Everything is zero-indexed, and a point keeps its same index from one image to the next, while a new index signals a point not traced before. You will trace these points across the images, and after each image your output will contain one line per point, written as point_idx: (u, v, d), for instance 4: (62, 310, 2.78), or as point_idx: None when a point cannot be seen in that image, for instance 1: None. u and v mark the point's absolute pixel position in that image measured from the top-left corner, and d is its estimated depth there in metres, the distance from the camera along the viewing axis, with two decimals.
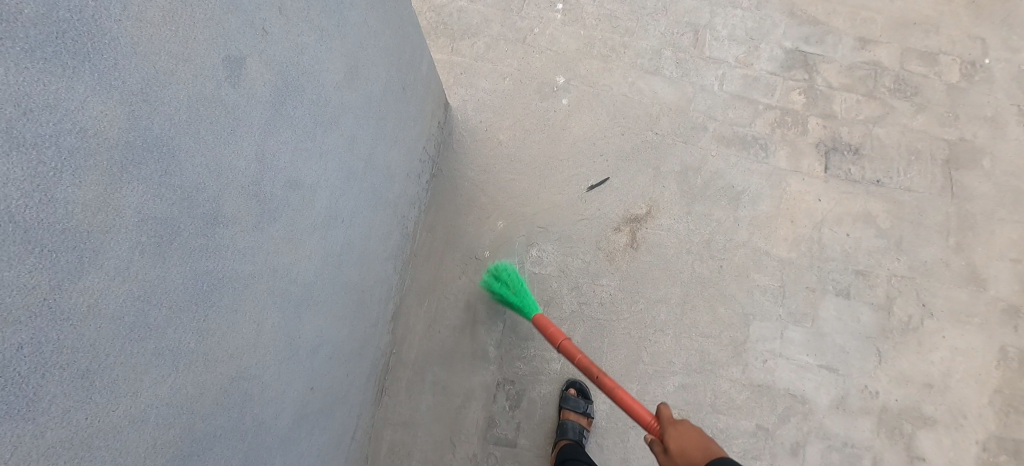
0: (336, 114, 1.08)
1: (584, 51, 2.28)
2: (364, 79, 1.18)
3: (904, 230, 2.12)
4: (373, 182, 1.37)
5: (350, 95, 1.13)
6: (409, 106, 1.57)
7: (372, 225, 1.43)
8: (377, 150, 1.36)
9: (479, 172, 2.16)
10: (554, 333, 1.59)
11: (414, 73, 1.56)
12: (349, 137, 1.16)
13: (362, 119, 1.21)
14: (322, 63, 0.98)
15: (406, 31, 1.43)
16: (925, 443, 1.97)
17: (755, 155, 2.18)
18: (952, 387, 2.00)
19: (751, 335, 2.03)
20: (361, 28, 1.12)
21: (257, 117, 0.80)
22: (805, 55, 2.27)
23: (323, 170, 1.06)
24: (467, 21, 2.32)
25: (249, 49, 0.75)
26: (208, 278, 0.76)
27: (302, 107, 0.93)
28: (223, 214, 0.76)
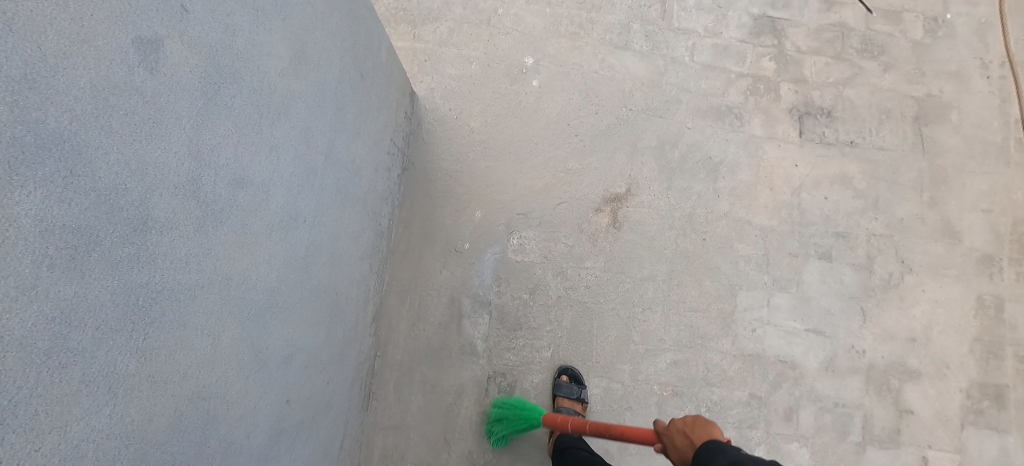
0: (285, 104, 0.97)
1: (551, 30, 2.21)
2: (315, 66, 1.09)
3: (880, 188, 2.13)
4: (337, 177, 1.29)
5: (299, 83, 1.02)
6: (370, 94, 1.48)
7: (340, 223, 1.35)
8: (338, 142, 1.27)
9: (452, 161, 2.08)
10: (563, 419, 1.69)
11: (372, 59, 1.47)
12: (303, 129, 1.06)
13: (317, 110, 1.12)
14: (260, 47, 0.86)
15: (359, 14, 1.34)
16: (912, 396, 2.00)
17: (730, 124, 2.16)
18: (935, 339, 2.04)
19: (739, 305, 2.02)
20: (307, 9, 1.02)
21: (185, 108, 0.70)
22: (772, 20, 2.25)
23: (275, 165, 0.96)
24: (428, 6, 2.22)
25: (166, 28, 0.65)
26: (142, 291, 0.67)
27: (241, 97, 0.82)
28: (154, 219, 0.67)
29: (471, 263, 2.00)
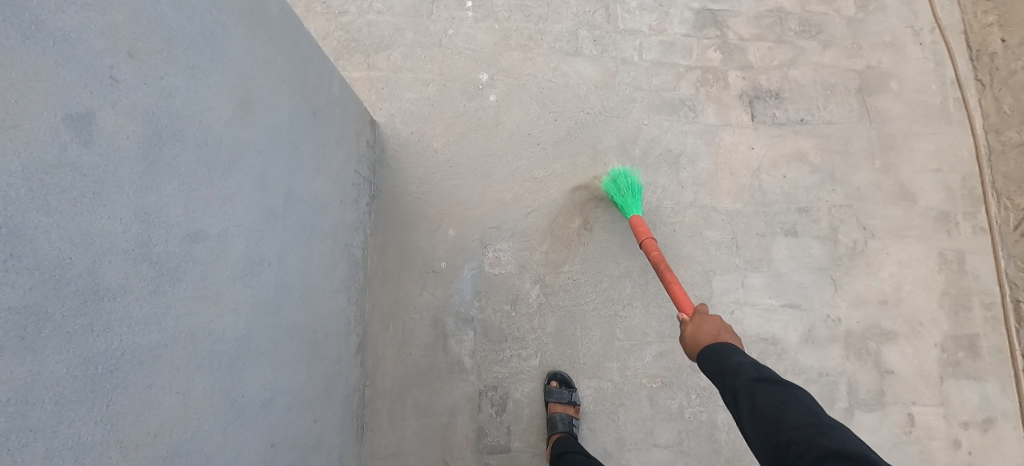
0: (234, 153, 0.99)
1: (501, 45, 2.26)
2: (262, 112, 1.11)
3: (834, 161, 2.22)
4: (300, 216, 1.31)
5: (247, 130, 1.04)
6: (326, 130, 1.50)
7: (309, 260, 1.36)
8: (297, 182, 1.28)
9: (420, 184, 2.11)
10: (644, 229, 1.76)
11: (323, 96, 1.48)
12: (257, 175, 1.08)
13: (269, 154, 1.14)
14: (201, 103, 0.88)
15: (304, 54, 1.36)
16: (890, 356, 2.07)
17: (686, 116, 2.22)
18: (905, 299, 2.12)
19: (715, 290, 2.08)
20: (246, 58, 1.04)
21: (126, 174, 0.71)
22: (712, 12, 2.34)
23: (230, 215, 0.97)
24: (379, 35, 2.25)
25: (98, 101, 0.66)
26: (100, 359, 0.67)
27: (186, 155, 0.84)
28: (105, 286, 0.68)
29: (450, 281, 2.02)
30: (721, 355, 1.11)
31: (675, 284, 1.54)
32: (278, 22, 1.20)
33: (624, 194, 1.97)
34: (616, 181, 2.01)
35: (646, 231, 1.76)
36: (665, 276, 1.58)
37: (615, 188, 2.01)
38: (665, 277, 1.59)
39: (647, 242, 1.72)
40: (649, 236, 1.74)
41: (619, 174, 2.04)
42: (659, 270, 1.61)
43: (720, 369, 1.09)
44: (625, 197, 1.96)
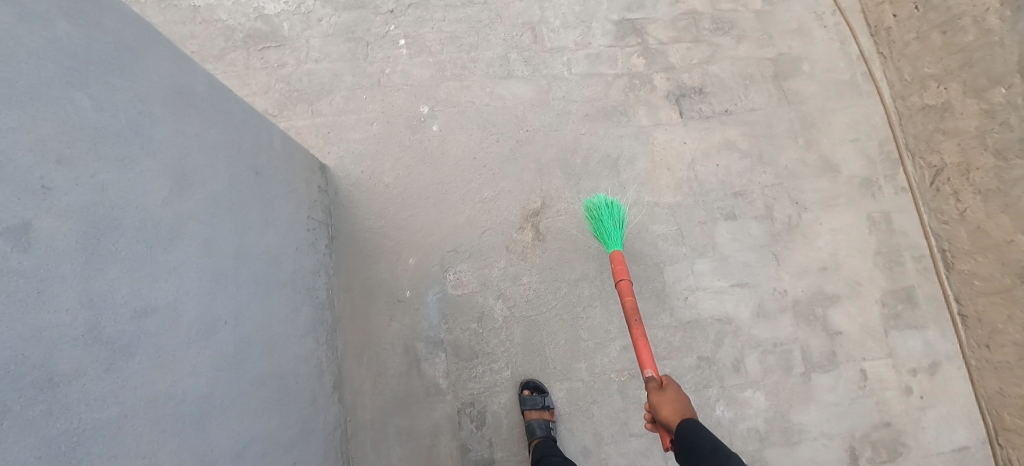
0: (175, 228, 1.08)
1: (438, 77, 2.38)
2: (200, 183, 1.20)
3: (761, 144, 2.37)
4: (253, 272, 1.40)
5: (186, 204, 1.13)
6: (271, 187, 1.60)
7: (268, 312, 1.45)
8: (245, 241, 1.37)
9: (376, 219, 2.20)
10: (623, 268, 1.73)
11: (264, 155, 1.58)
12: (202, 243, 1.16)
13: (213, 221, 1.23)
14: (136, 190, 0.97)
15: (238, 120, 1.46)
16: (837, 318, 2.22)
17: (619, 121, 2.36)
18: (843, 262, 2.27)
19: (667, 280, 2.21)
20: (176, 138, 1.13)
21: (67, 269, 0.79)
22: (631, 22, 2.49)
23: (178, 285, 1.06)
24: (319, 82, 2.34)
25: (33, 210, 0.75)
26: (63, 438, 0.75)
27: (126, 240, 0.92)
28: (59, 373, 0.76)
29: (416, 308, 2.11)
30: (703, 435, 1.24)
31: (642, 342, 1.57)
32: (205, 98, 1.29)
33: (611, 226, 2.06)
34: (603, 212, 2.10)
35: (624, 270, 1.74)
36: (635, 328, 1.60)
37: (602, 215, 2.10)
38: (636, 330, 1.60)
39: (621, 284, 1.70)
40: (625, 277, 1.72)
41: (609, 207, 2.12)
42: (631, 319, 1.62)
43: (712, 448, 1.20)
44: (614, 229, 2.05)
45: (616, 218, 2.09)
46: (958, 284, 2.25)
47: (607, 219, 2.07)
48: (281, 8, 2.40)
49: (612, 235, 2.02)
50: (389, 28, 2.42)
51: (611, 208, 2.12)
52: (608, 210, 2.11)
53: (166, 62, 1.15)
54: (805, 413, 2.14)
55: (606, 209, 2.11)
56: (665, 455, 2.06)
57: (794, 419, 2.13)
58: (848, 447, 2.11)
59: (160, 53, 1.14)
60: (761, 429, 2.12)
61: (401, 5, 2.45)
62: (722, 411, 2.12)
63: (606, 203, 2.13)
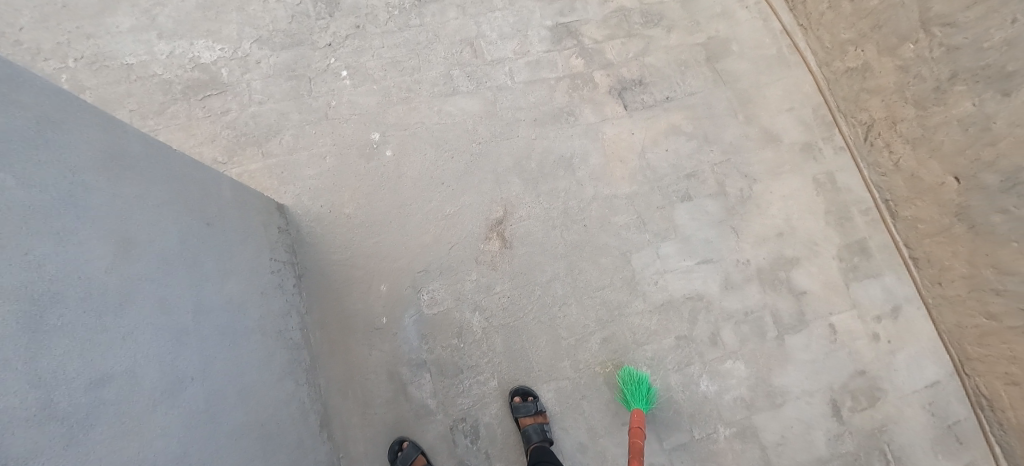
0: (124, 291, 1.08)
1: (385, 103, 2.40)
2: (146, 244, 1.21)
3: (705, 125, 2.47)
4: (217, 325, 1.41)
5: (133, 267, 1.13)
6: (224, 239, 1.63)
7: (239, 363, 1.48)
8: (204, 295, 1.40)
9: (342, 251, 2.20)
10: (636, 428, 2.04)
11: (210, 209, 1.61)
12: (155, 303, 1.17)
13: (164, 279, 1.24)
14: (76, 260, 0.98)
15: (175, 180, 1.48)
16: (800, 279, 2.32)
17: (568, 122, 2.43)
18: (797, 225, 2.38)
19: (636, 267, 2.27)
20: (112, 205, 1.14)
21: (12, 349, 0.79)
22: (565, 25, 2.58)
23: (135, 349, 1.05)
24: (265, 123, 2.33)
25: None
26: None
27: (69, 312, 0.93)
28: (17, 454, 0.74)
29: (395, 334, 2.12)
30: None
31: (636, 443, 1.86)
32: (136, 162, 1.32)
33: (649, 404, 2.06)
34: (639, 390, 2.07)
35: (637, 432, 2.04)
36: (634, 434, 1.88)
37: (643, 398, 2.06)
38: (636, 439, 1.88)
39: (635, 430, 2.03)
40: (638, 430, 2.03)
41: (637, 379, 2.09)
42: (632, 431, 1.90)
43: None
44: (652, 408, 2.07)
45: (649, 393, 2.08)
46: (904, 230, 2.38)
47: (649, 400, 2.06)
48: (217, 54, 2.39)
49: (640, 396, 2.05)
50: (329, 61, 2.44)
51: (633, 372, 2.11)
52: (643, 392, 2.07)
53: (95, 132, 1.19)
54: (785, 374, 2.22)
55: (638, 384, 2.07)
56: (657, 436, 2.12)
57: (776, 382, 2.21)
58: (830, 400, 2.20)
59: (88, 123, 1.18)
60: (746, 396, 2.19)
61: (338, 36, 2.47)
62: (706, 385, 2.19)
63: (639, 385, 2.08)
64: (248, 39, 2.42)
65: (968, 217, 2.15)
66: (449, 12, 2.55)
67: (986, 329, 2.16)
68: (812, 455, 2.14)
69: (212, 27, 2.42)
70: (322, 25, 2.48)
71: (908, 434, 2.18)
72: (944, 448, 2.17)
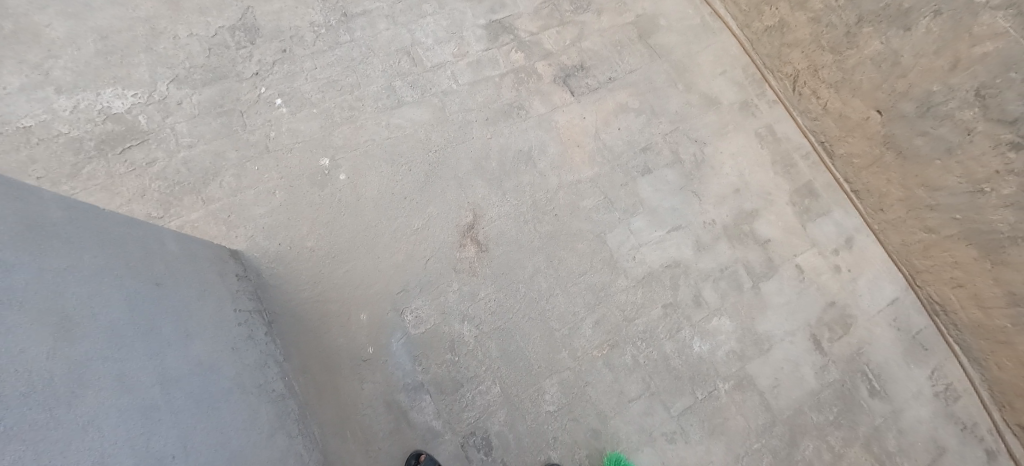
0: (74, 377, 0.95)
1: (328, 125, 2.29)
2: (88, 319, 1.07)
3: (649, 100, 2.56)
4: (188, 393, 1.28)
5: (79, 347, 1.00)
6: (177, 299, 1.46)
7: (221, 429, 1.35)
8: (167, 364, 1.26)
9: (312, 287, 2.07)
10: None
11: (156, 267, 1.46)
12: (113, 383, 1.04)
13: (119, 353, 1.10)
14: (13, 350, 0.85)
15: (109, 243, 1.32)
16: (762, 229, 2.44)
17: (519, 116, 2.43)
18: (750, 180, 2.50)
19: (612, 246, 2.32)
20: (43, 280, 1.00)
21: None
22: (498, 21, 2.57)
23: (99, 439, 0.93)
24: (201, 167, 2.15)
25: None
26: None
27: (18, 410, 0.80)
28: None
29: (385, 361, 2.03)
30: None
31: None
32: (61, 230, 1.16)
33: None
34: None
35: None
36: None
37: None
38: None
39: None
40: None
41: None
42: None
43: None
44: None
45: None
46: (842, 167, 2.56)
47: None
48: (131, 101, 2.18)
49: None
50: (260, 91, 2.29)
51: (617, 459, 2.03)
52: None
53: (8, 201, 1.03)
54: (767, 320, 2.32)
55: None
56: (664, 405, 2.16)
57: (761, 329, 2.31)
58: (810, 336, 2.33)
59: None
60: (737, 349, 2.27)
61: (264, 64, 2.33)
62: (699, 346, 2.25)
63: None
64: (164, 80, 2.24)
65: (895, 144, 2.36)
66: (379, 24, 2.47)
67: (928, 242, 2.37)
68: (805, 390, 2.26)
69: (120, 73, 2.21)
70: (245, 55, 2.34)
71: (882, 352, 2.35)
72: (914, 358, 2.36)
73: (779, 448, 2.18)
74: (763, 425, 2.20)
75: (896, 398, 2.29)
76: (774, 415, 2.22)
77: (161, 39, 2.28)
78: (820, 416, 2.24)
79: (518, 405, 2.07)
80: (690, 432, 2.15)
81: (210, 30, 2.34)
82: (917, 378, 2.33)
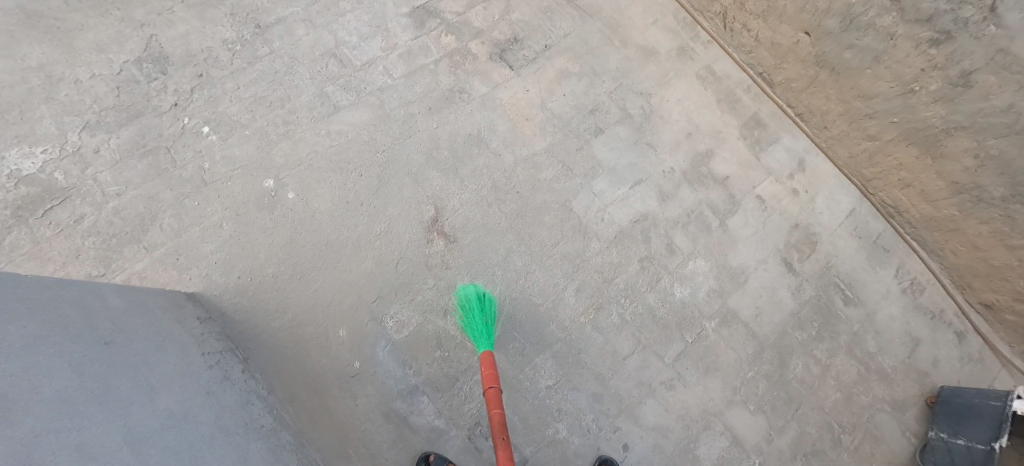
0: (27, 453, 0.88)
1: (265, 145, 2.17)
2: (29, 394, 0.99)
3: (588, 61, 2.54)
4: (162, 448, 1.22)
5: (26, 424, 0.92)
6: (132, 355, 1.38)
7: None
8: (133, 423, 1.19)
9: (283, 314, 1.99)
10: (492, 372, 1.54)
11: (102, 326, 1.36)
12: (72, 454, 0.97)
13: (71, 424, 1.03)
14: None
15: (40, 310, 1.22)
16: (718, 167, 2.49)
17: (463, 100, 2.37)
18: (698, 122, 2.54)
19: (578, 212, 2.32)
20: None
21: None
22: (421, 7, 2.48)
23: None
24: (136, 213, 2.01)
25: None
26: None
27: None
28: None
29: (374, 373, 1.99)
30: None
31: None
32: None
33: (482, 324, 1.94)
34: (475, 307, 2.00)
35: (493, 375, 1.54)
36: (501, 450, 1.42)
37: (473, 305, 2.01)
38: (500, 452, 1.42)
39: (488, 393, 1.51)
40: (495, 385, 1.52)
41: (482, 300, 2.03)
42: (496, 438, 1.43)
43: None
44: (485, 325, 1.93)
45: (488, 313, 2.00)
46: (783, 93, 2.63)
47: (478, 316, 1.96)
48: (41, 159, 2.00)
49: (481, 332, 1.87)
50: (183, 122, 2.15)
51: (490, 300, 2.05)
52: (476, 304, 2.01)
53: None
54: (739, 254, 2.38)
55: (477, 303, 2.01)
56: (658, 355, 2.20)
57: (734, 263, 2.37)
58: (781, 260, 2.40)
59: None
60: (716, 287, 2.33)
61: (182, 93, 2.18)
62: (680, 292, 2.30)
63: (478, 293, 2.05)
64: (74, 130, 2.06)
65: (827, 61, 2.43)
66: (297, 30, 2.35)
67: (873, 150, 2.47)
68: (785, 313, 2.34)
69: (22, 131, 2.02)
70: (158, 87, 2.18)
71: (848, 262, 2.45)
72: (878, 261, 2.48)
73: (771, 372, 2.26)
74: (752, 353, 2.27)
75: (868, 302, 2.41)
76: (761, 342, 2.29)
77: (61, 86, 2.10)
78: (803, 334, 2.33)
79: (517, 386, 2.06)
80: (687, 375, 2.19)
81: (114, 68, 2.16)
82: (884, 279, 2.45)
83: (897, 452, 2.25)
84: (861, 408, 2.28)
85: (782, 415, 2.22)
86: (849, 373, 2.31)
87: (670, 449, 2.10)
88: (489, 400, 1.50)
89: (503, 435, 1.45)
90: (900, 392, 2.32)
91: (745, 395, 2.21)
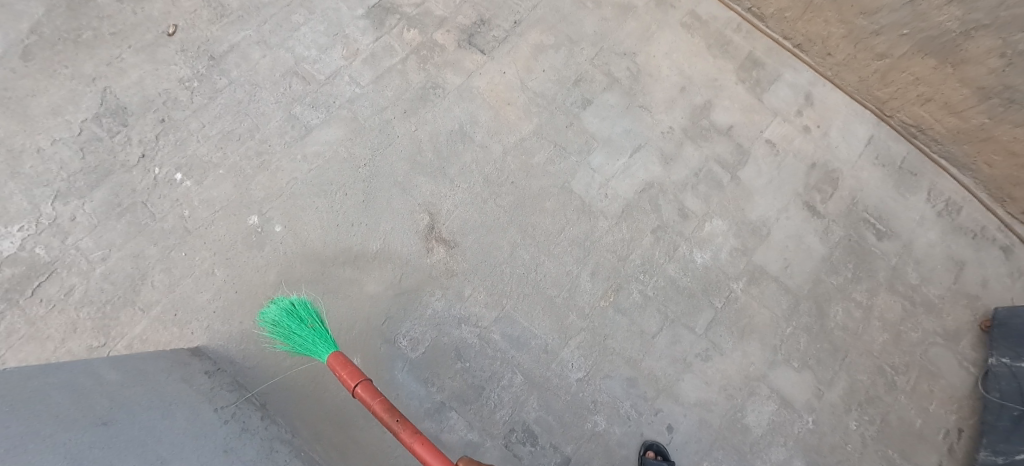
0: None
1: (243, 180, 2.07)
2: None
3: (562, 30, 2.37)
4: None
5: None
6: (141, 423, 1.30)
7: None
8: None
9: (293, 352, 1.92)
10: (351, 369, 1.39)
11: (98, 406, 1.27)
12: None
13: None
14: None
15: (23, 408, 1.12)
16: (720, 117, 2.32)
17: (438, 96, 2.24)
18: (691, 72, 2.37)
19: (579, 192, 2.19)
20: None
21: None
22: (377, 5, 2.33)
23: None
24: (124, 275, 1.94)
25: None
26: None
27: None
28: None
29: (396, 396, 1.91)
30: None
31: (417, 442, 1.27)
32: None
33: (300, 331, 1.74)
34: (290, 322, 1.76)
35: (356, 371, 1.40)
36: (400, 431, 1.29)
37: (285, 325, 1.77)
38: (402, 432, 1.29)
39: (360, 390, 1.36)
40: (362, 378, 1.37)
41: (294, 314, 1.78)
42: (388, 423, 1.30)
43: None
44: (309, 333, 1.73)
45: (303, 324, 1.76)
46: (777, 26, 2.43)
47: (297, 328, 1.73)
48: (20, 236, 1.93)
49: (314, 339, 1.69)
50: (154, 172, 2.05)
51: (306, 305, 1.82)
52: (296, 309, 1.77)
53: None
54: (757, 206, 2.23)
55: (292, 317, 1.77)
56: (688, 328, 2.08)
57: (754, 217, 2.22)
58: (803, 205, 2.25)
59: None
60: (738, 245, 2.19)
61: (147, 142, 2.08)
62: (701, 257, 2.16)
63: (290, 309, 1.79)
64: (47, 201, 1.98)
65: None
66: (254, 53, 2.22)
67: (885, 69, 2.27)
68: (816, 259, 2.20)
69: None
70: (123, 140, 2.08)
71: (876, 194, 2.28)
72: (908, 187, 2.30)
73: (812, 325, 2.13)
74: (788, 308, 2.14)
75: (904, 232, 2.25)
76: (795, 294, 2.16)
77: (24, 158, 2.02)
78: (839, 278, 2.18)
79: (547, 385, 1.97)
80: (723, 343, 2.08)
81: (74, 129, 2.06)
82: (917, 205, 2.28)
83: (958, 385, 2.10)
84: (913, 346, 2.14)
85: (829, 367, 2.09)
86: (894, 312, 2.17)
87: (718, 423, 2.00)
88: (362, 397, 1.36)
89: (398, 416, 1.32)
90: (952, 321, 2.17)
91: (788, 353, 2.09)
